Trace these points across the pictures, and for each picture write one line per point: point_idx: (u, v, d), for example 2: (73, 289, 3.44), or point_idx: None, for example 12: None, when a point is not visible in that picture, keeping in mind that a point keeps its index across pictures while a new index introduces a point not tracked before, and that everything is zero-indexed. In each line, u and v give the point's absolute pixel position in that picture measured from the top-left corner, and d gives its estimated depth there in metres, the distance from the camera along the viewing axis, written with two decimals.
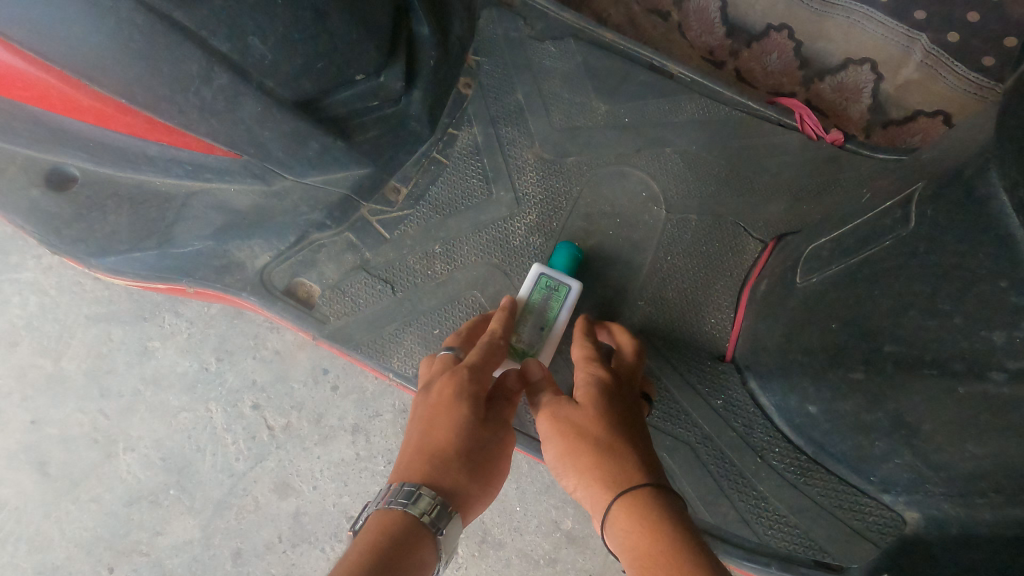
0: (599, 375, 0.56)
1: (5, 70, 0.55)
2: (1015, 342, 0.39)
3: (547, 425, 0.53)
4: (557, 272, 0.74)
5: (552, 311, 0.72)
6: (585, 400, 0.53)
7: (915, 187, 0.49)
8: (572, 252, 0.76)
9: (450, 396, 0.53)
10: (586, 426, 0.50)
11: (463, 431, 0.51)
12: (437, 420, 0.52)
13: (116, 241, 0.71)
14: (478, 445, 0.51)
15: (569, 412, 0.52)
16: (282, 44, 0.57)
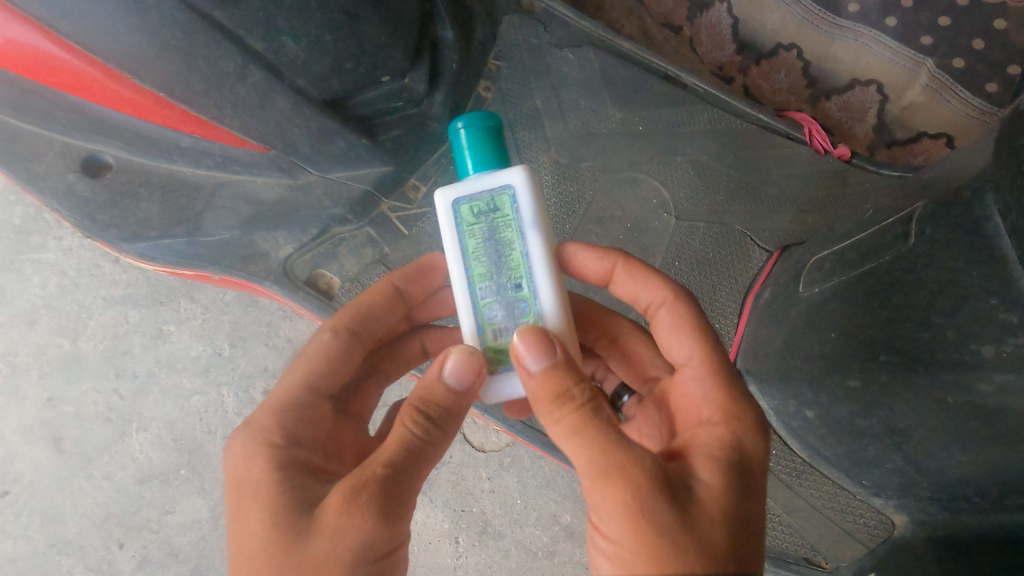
0: (732, 446, 0.43)
1: (52, 61, 0.58)
2: (1004, 356, 0.42)
3: (623, 504, 0.39)
4: (475, 181, 0.49)
5: (506, 241, 0.49)
6: (708, 484, 0.40)
7: (915, 206, 0.51)
8: (479, 125, 0.49)
9: (235, 482, 0.45)
10: (707, 523, 0.38)
11: (267, 519, 0.42)
12: (236, 520, 0.43)
13: (148, 228, 0.74)
14: (283, 529, 0.41)
15: (672, 501, 0.38)
16: (313, 45, 0.59)
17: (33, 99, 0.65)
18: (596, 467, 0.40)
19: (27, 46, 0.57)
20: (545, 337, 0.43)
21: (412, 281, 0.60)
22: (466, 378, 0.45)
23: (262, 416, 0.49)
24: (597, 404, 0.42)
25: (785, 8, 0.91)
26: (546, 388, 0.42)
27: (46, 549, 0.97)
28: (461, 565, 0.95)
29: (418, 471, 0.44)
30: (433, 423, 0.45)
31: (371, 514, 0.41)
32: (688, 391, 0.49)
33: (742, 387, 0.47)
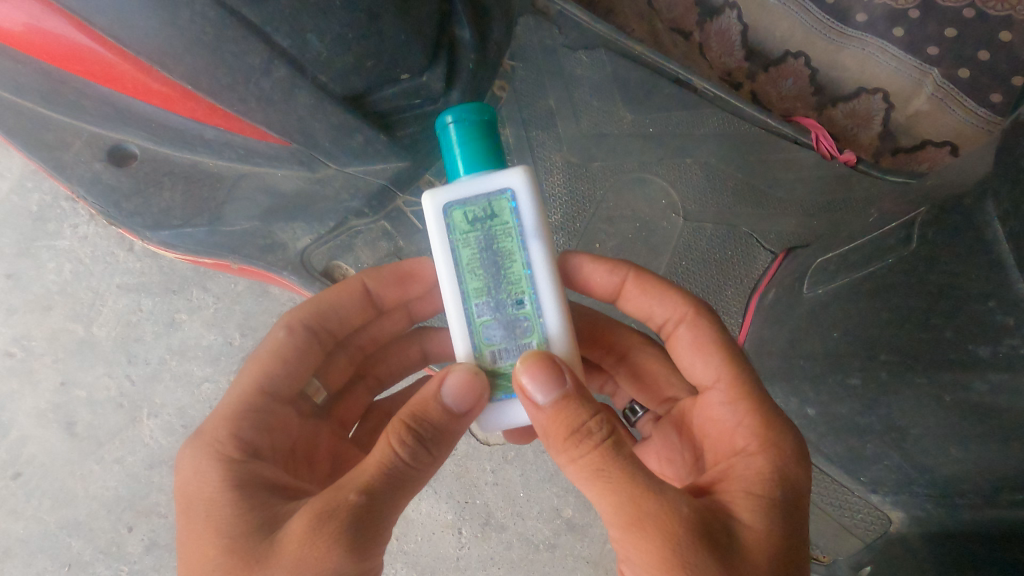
0: (774, 477, 0.44)
1: (88, 55, 0.61)
2: (999, 354, 0.44)
3: (651, 546, 0.40)
4: (469, 184, 0.49)
5: (503, 246, 0.50)
6: (756, 522, 0.41)
7: (918, 212, 0.53)
8: (466, 118, 0.48)
9: (192, 488, 0.45)
10: (743, 560, 0.39)
11: (226, 526, 0.42)
12: (191, 540, 0.43)
13: (170, 217, 0.76)
14: (241, 537, 0.41)
15: (705, 543, 0.39)
16: (336, 43, 0.60)
17: (67, 90, 0.68)
18: (620, 506, 0.41)
19: (64, 40, 0.60)
20: (553, 368, 0.46)
21: (383, 286, 0.62)
22: (464, 399, 0.47)
23: (215, 427, 0.50)
24: (613, 439, 0.43)
25: (795, 16, 0.94)
26: (558, 422, 0.44)
27: (56, 531, 0.99)
28: (464, 555, 0.96)
29: (397, 495, 0.43)
30: (419, 441, 0.45)
31: (337, 546, 0.40)
32: (717, 415, 0.50)
33: (770, 412, 0.48)
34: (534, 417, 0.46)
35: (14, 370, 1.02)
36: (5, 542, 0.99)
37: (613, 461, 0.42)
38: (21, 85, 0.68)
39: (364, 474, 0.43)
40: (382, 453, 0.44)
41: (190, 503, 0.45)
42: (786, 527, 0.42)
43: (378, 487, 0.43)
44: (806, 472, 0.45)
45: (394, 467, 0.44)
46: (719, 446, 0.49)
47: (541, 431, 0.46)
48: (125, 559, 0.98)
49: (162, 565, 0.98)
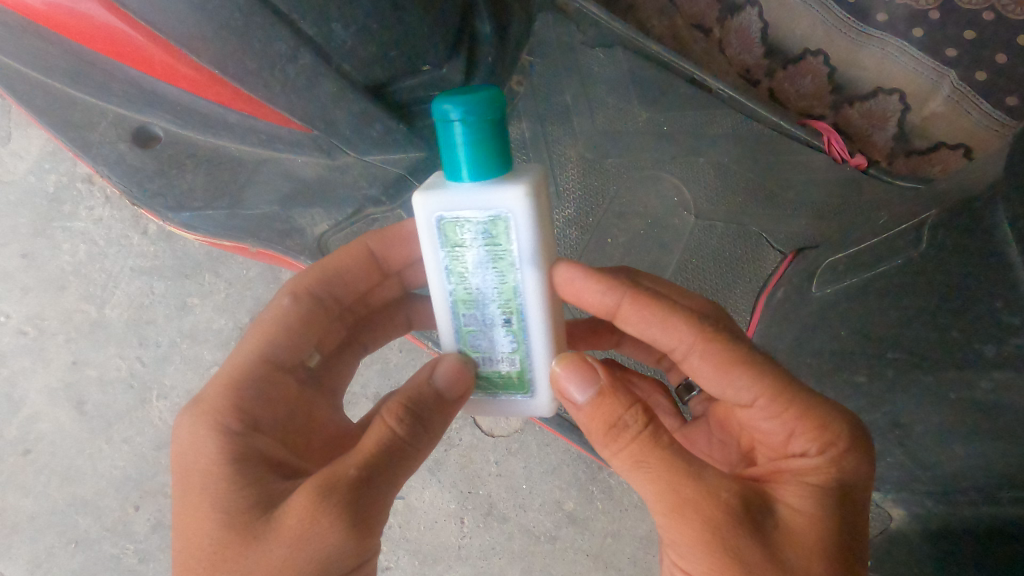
0: (824, 465, 0.45)
1: (118, 37, 0.62)
2: (1005, 354, 0.45)
3: (702, 540, 0.41)
4: (462, 197, 0.46)
5: (496, 267, 0.49)
6: (808, 508, 0.43)
7: (928, 214, 0.55)
8: (463, 115, 0.42)
9: (193, 459, 0.46)
10: (794, 544, 0.41)
11: (228, 497, 0.43)
12: (186, 510, 0.44)
13: (192, 199, 0.78)
14: (243, 506, 0.43)
15: (760, 545, 0.41)
16: (361, 33, 0.61)
17: (96, 71, 0.70)
18: (668, 501, 0.43)
19: (96, 23, 0.61)
20: (588, 369, 0.47)
21: (388, 244, 0.62)
22: (453, 383, 0.51)
23: (215, 395, 0.50)
24: (650, 429, 0.44)
25: (815, 14, 0.94)
26: (598, 418, 0.46)
27: (64, 508, 1.00)
28: (465, 544, 0.98)
29: (398, 469, 0.45)
30: (415, 420, 0.47)
31: (335, 523, 0.41)
32: (765, 424, 0.48)
33: (824, 409, 0.46)
34: (577, 418, 0.48)
35: (27, 348, 1.02)
36: (14, 517, 1.01)
37: (657, 455, 0.44)
38: (49, 64, 0.71)
39: (362, 449, 0.45)
40: (377, 428, 0.46)
41: (192, 475, 0.45)
42: (843, 520, 0.44)
43: (378, 460, 0.44)
44: (867, 462, 0.46)
45: (392, 442, 0.45)
46: (769, 446, 0.49)
47: (586, 431, 0.48)
48: (132, 538, 1.00)
49: (167, 545, 1.00)
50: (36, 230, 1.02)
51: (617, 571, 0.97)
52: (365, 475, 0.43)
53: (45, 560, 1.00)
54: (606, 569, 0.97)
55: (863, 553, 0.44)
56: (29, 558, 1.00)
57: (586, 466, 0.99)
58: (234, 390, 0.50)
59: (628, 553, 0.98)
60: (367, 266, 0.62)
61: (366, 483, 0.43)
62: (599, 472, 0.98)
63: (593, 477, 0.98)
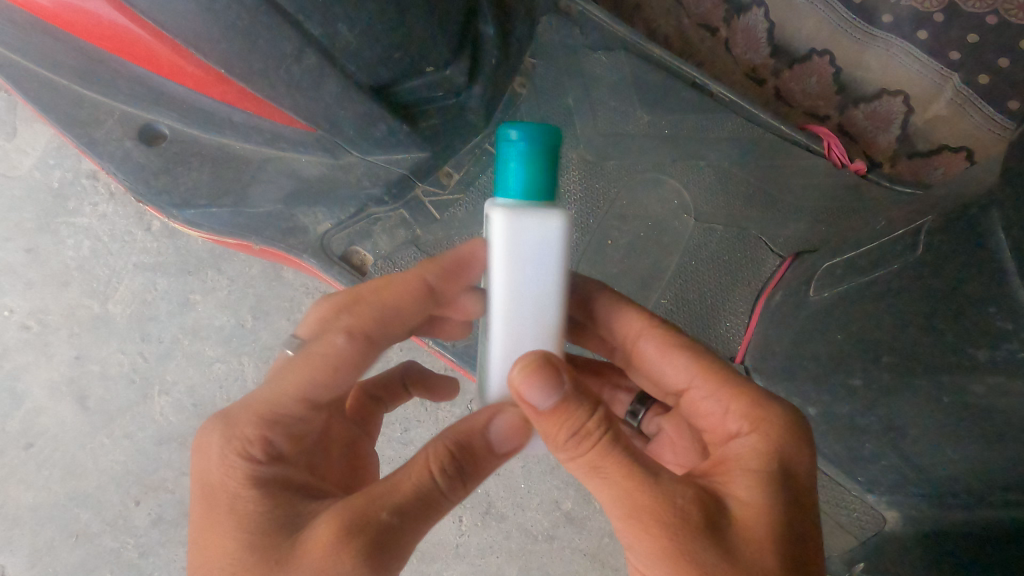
0: (766, 450, 0.46)
1: (126, 36, 0.63)
2: (997, 359, 0.46)
3: (649, 530, 0.42)
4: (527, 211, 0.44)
5: None
6: (751, 497, 0.43)
7: (924, 221, 0.55)
8: (529, 138, 0.42)
9: (225, 477, 0.46)
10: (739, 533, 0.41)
11: (255, 525, 0.43)
12: (210, 529, 0.45)
13: (196, 197, 0.78)
14: (270, 535, 0.43)
15: (701, 522, 0.41)
16: (366, 33, 0.62)
17: (103, 69, 0.71)
18: (619, 499, 0.43)
19: (104, 20, 0.62)
20: (547, 370, 0.44)
21: (449, 277, 0.56)
22: (512, 434, 0.48)
23: (245, 411, 0.49)
24: (610, 438, 0.44)
25: (820, 14, 0.94)
26: (558, 425, 0.44)
27: (66, 501, 1.01)
28: (463, 543, 0.98)
29: (429, 517, 0.45)
30: (457, 469, 0.46)
31: (359, 565, 0.41)
32: (704, 407, 0.52)
33: (757, 393, 0.49)
34: (533, 419, 0.46)
35: (29, 343, 1.02)
36: (14, 511, 1.01)
37: (610, 457, 0.44)
38: (57, 62, 0.72)
39: (398, 493, 0.44)
40: (418, 475, 0.45)
41: (220, 492, 0.46)
42: (785, 501, 0.43)
43: (412, 507, 0.44)
44: (809, 450, 0.46)
45: (429, 489, 0.45)
46: (714, 437, 0.51)
47: (542, 432, 0.46)
48: (132, 532, 1.00)
49: (168, 539, 1.00)
50: (40, 226, 1.03)
51: (613, 571, 0.98)
52: (395, 521, 0.43)
53: (44, 554, 1.00)
54: (602, 568, 0.98)
55: (819, 544, 0.43)
56: (29, 552, 1.00)
57: None
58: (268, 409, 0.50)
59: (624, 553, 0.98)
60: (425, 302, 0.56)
61: (396, 528, 0.43)
62: None
63: None
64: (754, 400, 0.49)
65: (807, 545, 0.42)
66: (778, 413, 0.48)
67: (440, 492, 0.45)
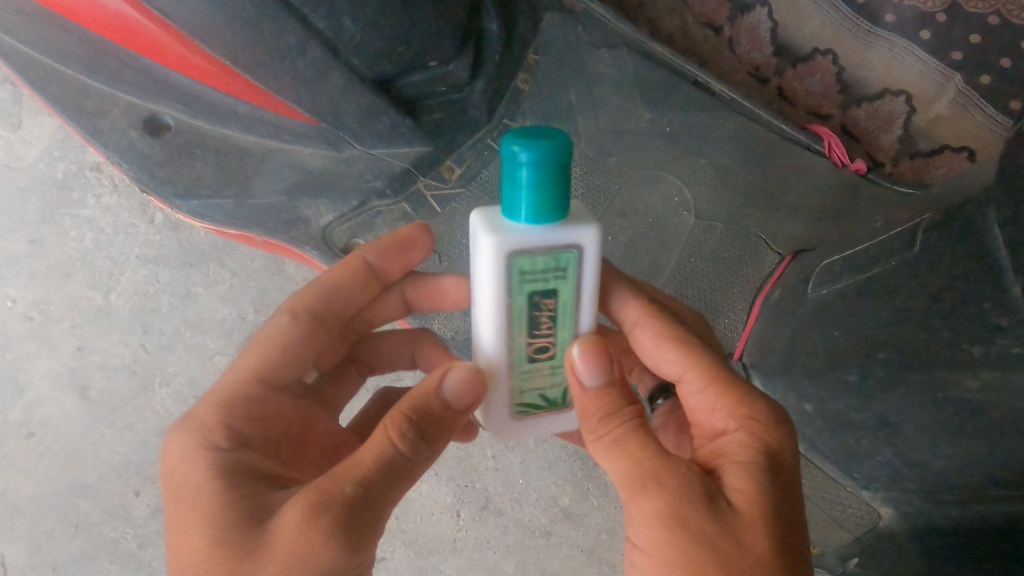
0: (757, 439, 0.45)
1: (133, 27, 0.64)
2: (991, 354, 0.47)
3: (649, 505, 0.43)
4: (552, 233, 0.45)
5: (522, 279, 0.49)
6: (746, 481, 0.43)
7: (922, 218, 0.57)
8: (531, 158, 0.42)
9: (190, 470, 0.46)
10: (730, 517, 0.41)
11: (222, 513, 0.43)
12: (178, 529, 0.44)
13: (200, 185, 0.79)
14: (238, 518, 0.43)
15: (701, 508, 0.41)
16: (370, 27, 0.62)
17: (109, 59, 0.71)
18: (629, 479, 0.44)
19: (112, 11, 0.62)
20: (606, 354, 0.48)
21: (386, 256, 0.63)
22: (463, 393, 0.49)
23: (205, 411, 0.50)
24: (641, 419, 0.47)
25: (824, 14, 0.95)
26: (598, 405, 0.48)
27: (66, 491, 1.02)
28: (461, 537, 0.99)
29: (395, 485, 0.45)
30: (417, 436, 0.47)
31: (332, 537, 0.41)
32: (693, 403, 0.50)
33: (746, 387, 0.48)
34: (574, 398, 0.49)
35: (31, 333, 1.03)
36: (15, 500, 1.02)
37: (627, 431, 0.46)
38: (63, 52, 0.72)
39: (360, 464, 0.44)
40: (379, 444, 0.45)
41: (188, 485, 0.46)
42: (777, 491, 0.43)
43: (375, 477, 0.44)
44: (793, 440, 0.46)
45: (390, 458, 0.45)
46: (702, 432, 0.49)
47: (577, 410, 0.50)
48: (132, 522, 1.01)
49: (167, 530, 1.01)
50: (44, 217, 1.04)
51: (610, 567, 0.98)
52: (361, 492, 0.43)
53: (44, 544, 1.01)
54: (599, 565, 0.98)
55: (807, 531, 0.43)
56: (29, 541, 1.01)
57: (581, 462, 1.00)
58: (228, 406, 0.51)
59: (621, 549, 0.99)
60: (369, 279, 0.63)
61: (360, 500, 0.43)
62: (595, 469, 1.00)
63: (588, 473, 0.99)
64: (749, 392, 0.48)
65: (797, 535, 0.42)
66: (765, 409, 0.47)
67: (403, 460, 0.45)
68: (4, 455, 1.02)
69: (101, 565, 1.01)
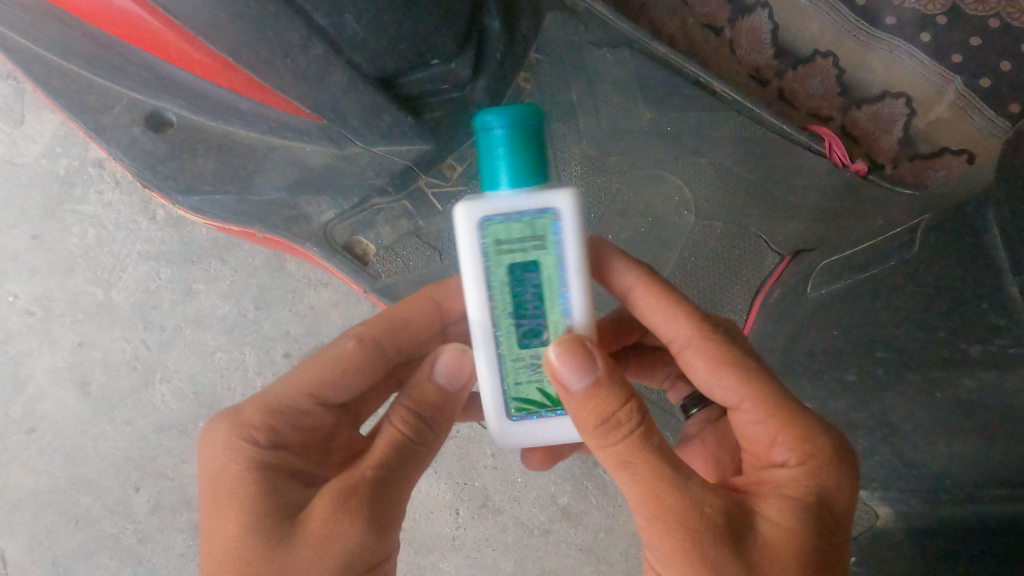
0: (801, 479, 0.45)
1: (136, 23, 0.64)
2: (987, 354, 0.47)
3: (679, 545, 0.42)
4: (522, 198, 0.46)
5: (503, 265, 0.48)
6: (783, 524, 0.43)
7: (921, 218, 0.56)
8: (503, 123, 0.44)
9: (226, 460, 0.47)
10: (766, 560, 0.42)
11: (256, 500, 0.45)
12: (215, 516, 0.46)
13: (201, 182, 0.80)
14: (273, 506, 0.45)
15: (732, 554, 0.41)
16: (373, 25, 0.62)
17: (112, 54, 0.71)
18: (650, 507, 0.43)
19: (116, 8, 0.63)
20: (586, 353, 0.44)
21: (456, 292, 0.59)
22: (455, 376, 0.51)
23: (251, 409, 0.51)
24: (642, 429, 0.44)
25: (824, 16, 0.96)
26: (590, 410, 0.44)
27: (66, 486, 1.02)
28: (460, 535, 0.99)
29: (406, 471, 0.48)
30: (422, 423, 0.50)
31: (358, 519, 0.44)
32: (748, 429, 0.49)
33: (801, 418, 0.47)
34: (565, 403, 0.46)
35: (33, 328, 1.03)
36: (16, 495, 1.02)
37: (640, 452, 0.44)
38: (66, 48, 0.72)
39: (377, 453, 0.47)
40: (389, 432, 0.49)
41: (225, 475, 0.47)
42: (814, 534, 0.44)
43: (391, 465, 0.47)
44: (845, 473, 0.46)
45: (401, 445, 0.48)
46: (756, 458, 0.49)
47: (574, 417, 0.46)
48: (132, 518, 1.01)
49: (167, 525, 1.01)
50: (45, 213, 1.04)
51: (608, 566, 0.98)
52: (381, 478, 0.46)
53: (44, 538, 1.01)
54: (598, 563, 0.98)
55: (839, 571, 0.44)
56: (29, 535, 1.01)
57: (580, 461, 1.00)
58: (276, 413, 0.51)
59: (620, 548, 0.99)
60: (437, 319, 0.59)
61: (380, 486, 0.46)
62: (594, 467, 1.00)
63: (587, 472, 0.99)
64: (804, 426, 0.47)
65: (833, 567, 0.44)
66: (823, 442, 0.47)
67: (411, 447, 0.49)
68: (5, 450, 1.03)
69: (101, 560, 1.01)
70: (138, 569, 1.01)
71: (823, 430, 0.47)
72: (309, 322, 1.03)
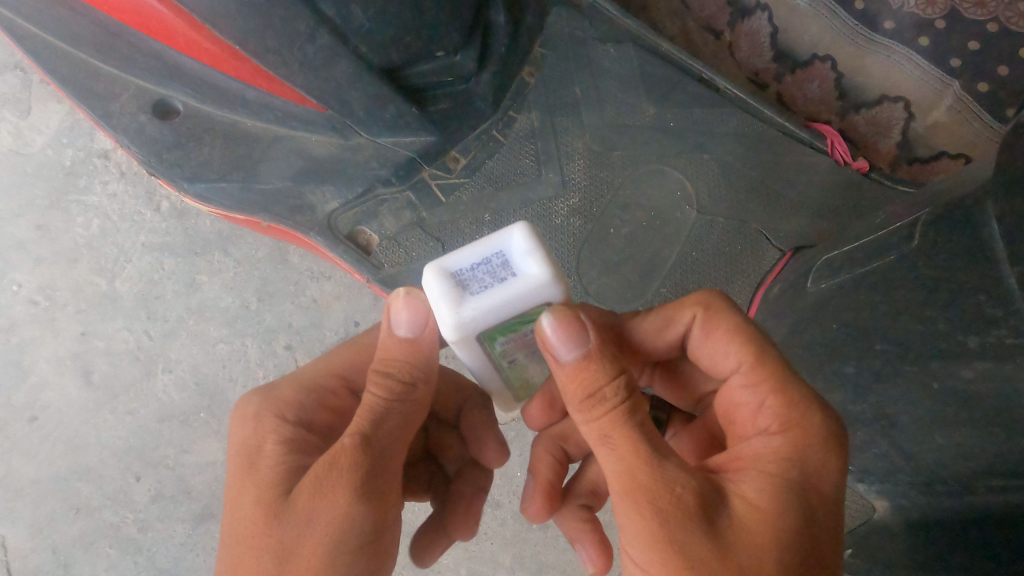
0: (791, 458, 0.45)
1: (145, 11, 0.65)
2: (987, 346, 0.47)
3: (648, 519, 0.43)
4: None
5: None
6: (764, 505, 0.43)
7: (921, 214, 0.55)
8: None
9: (250, 434, 0.51)
10: (733, 535, 0.42)
11: (266, 472, 0.47)
12: (235, 485, 0.48)
13: (207, 170, 0.80)
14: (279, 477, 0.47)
15: (700, 526, 0.42)
16: (380, 16, 0.63)
17: (121, 43, 0.72)
18: (620, 476, 0.44)
19: None
20: (579, 327, 0.44)
21: None
22: (415, 325, 0.47)
23: (284, 388, 0.54)
24: (626, 404, 0.45)
25: (824, 20, 0.97)
26: (578, 381, 0.45)
27: (66, 475, 1.01)
28: None
29: (387, 438, 0.47)
30: (397, 387, 0.48)
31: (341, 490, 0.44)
32: (738, 397, 0.50)
33: (795, 390, 0.48)
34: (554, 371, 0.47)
35: (36, 318, 1.04)
36: (17, 482, 1.02)
37: (621, 426, 0.45)
38: (77, 35, 0.73)
39: (359, 422, 0.46)
40: (370, 397, 0.47)
41: (247, 448, 0.50)
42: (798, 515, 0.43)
43: (372, 433, 0.46)
44: (813, 450, 0.46)
45: (381, 412, 0.47)
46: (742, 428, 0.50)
47: (561, 386, 0.47)
48: (132, 507, 1.00)
49: (167, 515, 1.00)
50: (51, 202, 1.05)
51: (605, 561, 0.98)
52: (360, 448, 0.45)
53: (44, 527, 1.00)
54: None
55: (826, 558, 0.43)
56: (29, 523, 1.00)
57: None
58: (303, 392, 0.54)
59: None
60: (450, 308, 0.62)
61: (361, 456, 0.45)
62: None
63: None
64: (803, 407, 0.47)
65: (817, 550, 0.43)
66: (820, 422, 0.47)
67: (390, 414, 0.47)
68: (6, 438, 1.02)
69: (100, 549, 1.00)
70: (137, 559, 0.99)
71: (819, 409, 0.47)
72: (312, 313, 1.04)
